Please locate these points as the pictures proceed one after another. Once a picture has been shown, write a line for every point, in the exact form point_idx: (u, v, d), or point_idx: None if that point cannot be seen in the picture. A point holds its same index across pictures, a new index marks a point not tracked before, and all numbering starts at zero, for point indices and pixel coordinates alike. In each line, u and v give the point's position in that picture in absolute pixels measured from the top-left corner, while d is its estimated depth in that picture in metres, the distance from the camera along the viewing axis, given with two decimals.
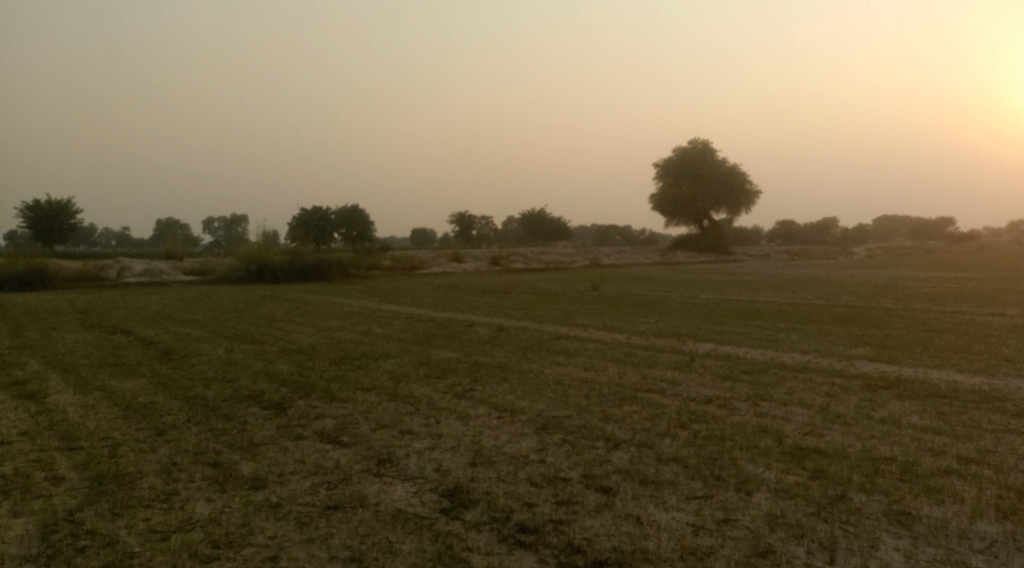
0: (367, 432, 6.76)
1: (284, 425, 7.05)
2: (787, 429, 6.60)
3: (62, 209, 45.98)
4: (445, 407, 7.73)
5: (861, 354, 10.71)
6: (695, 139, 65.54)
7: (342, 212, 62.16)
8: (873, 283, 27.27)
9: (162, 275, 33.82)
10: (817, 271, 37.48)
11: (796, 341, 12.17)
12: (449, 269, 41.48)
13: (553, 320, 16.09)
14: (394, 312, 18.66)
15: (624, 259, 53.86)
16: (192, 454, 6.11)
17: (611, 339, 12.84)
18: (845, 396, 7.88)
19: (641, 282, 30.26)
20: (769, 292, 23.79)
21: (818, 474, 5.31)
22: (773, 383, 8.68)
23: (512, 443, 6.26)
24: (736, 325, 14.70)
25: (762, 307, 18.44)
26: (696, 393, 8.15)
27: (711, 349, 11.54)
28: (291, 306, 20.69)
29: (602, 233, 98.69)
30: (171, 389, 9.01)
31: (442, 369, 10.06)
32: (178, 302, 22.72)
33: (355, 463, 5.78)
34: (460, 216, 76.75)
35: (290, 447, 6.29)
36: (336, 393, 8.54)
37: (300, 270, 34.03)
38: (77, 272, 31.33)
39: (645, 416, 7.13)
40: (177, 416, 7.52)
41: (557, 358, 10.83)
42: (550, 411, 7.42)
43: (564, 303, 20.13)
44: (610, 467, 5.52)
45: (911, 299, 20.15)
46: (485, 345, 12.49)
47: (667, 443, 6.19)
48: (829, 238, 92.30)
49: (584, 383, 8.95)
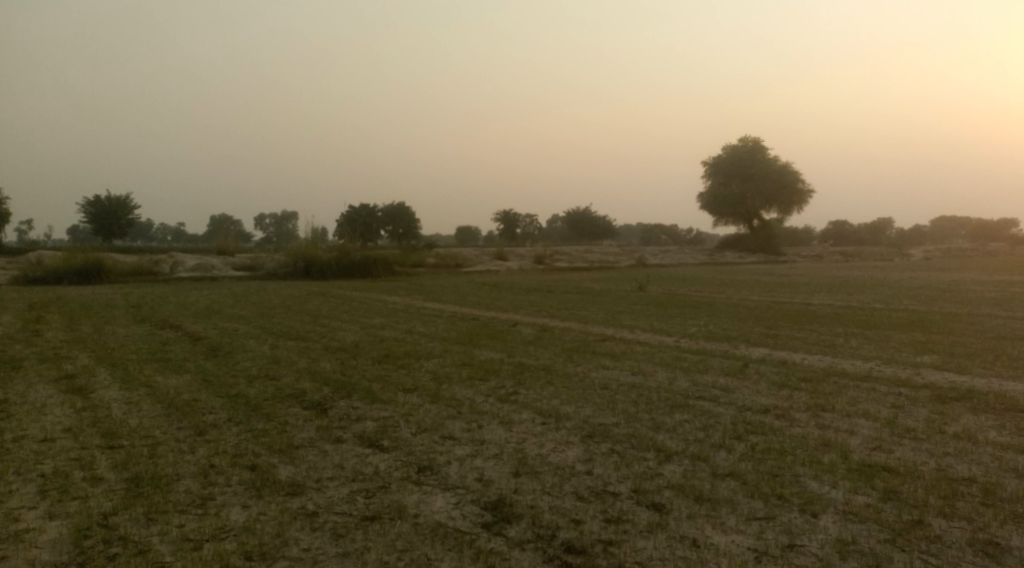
0: (407, 436, 6.56)
1: (323, 427, 6.91)
2: (852, 443, 6.16)
3: (121, 206, 47.41)
4: (489, 411, 7.49)
5: (927, 362, 10.09)
6: (745, 137, 64.08)
7: (389, 210, 62.81)
8: (933, 286, 26.19)
9: (213, 271, 34.52)
10: (872, 273, 36.20)
11: (855, 347, 11.58)
12: (493, 267, 41.37)
13: (599, 321, 15.73)
14: (438, 310, 18.53)
15: (670, 259, 53.06)
16: (230, 456, 6.02)
17: (659, 342, 12.45)
18: (913, 408, 7.37)
19: (688, 282, 29.61)
20: (823, 294, 22.99)
21: (890, 495, 4.89)
22: (834, 391, 8.20)
23: (558, 452, 5.99)
24: (790, 329, 14.13)
25: (817, 310, 17.74)
26: (752, 402, 7.73)
27: (765, 354, 11.06)
28: (336, 303, 20.78)
29: (648, 232, 97.65)
30: (215, 387, 9.01)
31: (485, 370, 9.84)
32: (227, 297, 23.07)
33: (394, 469, 5.58)
34: (505, 214, 76.73)
35: (329, 451, 6.14)
36: (377, 394, 8.38)
37: (346, 267, 34.33)
38: (133, 267, 32.19)
39: (698, 425, 6.77)
40: (218, 415, 7.47)
41: (603, 361, 10.51)
42: (597, 419, 7.11)
43: (610, 304, 19.74)
44: (662, 482, 5.19)
45: (975, 303, 19.18)
46: (528, 346, 12.22)
47: (722, 456, 5.82)
48: (884, 239, 89.39)
49: (632, 388, 8.61)
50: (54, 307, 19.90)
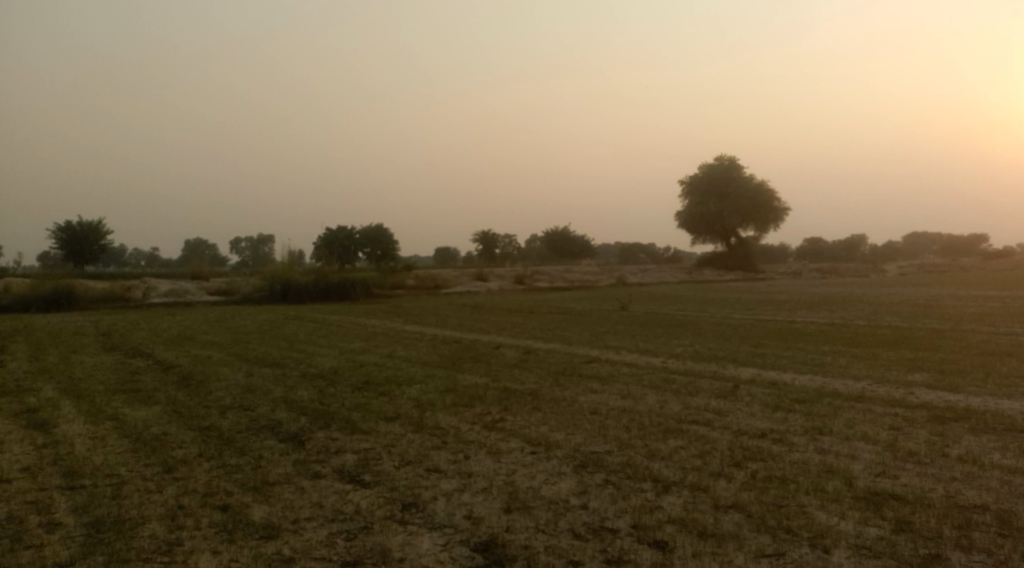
0: (390, 469, 6.21)
1: (301, 461, 6.54)
2: (855, 469, 5.93)
3: (92, 231, 46.39)
4: (475, 440, 7.16)
5: (919, 380, 9.94)
6: (721, 156, 64.65)
7: (366, 231, 62.33)
8: (911, 302, 26.32)
9: (187, 295, 33.76)
10: (850, 290, 36.42)
11: (844, 366, 11.42)
12: (473, 288, 41.04)
13: (583, 342, 15.46)
14: (418, 333, 18.16)
15: (650, 277, 53.12)
16: (200, 495, 5.63)
17: (646, 364, 12.20)
18: (912, 430, 7.16)
19: (669, 301, 29.51)
20: (804, 312, 22.97)
21: (903, 526, 4.64)
22: (830, 413, 8.00)
23: (551, 484, 5.68)
24: (777, 348, 13.98)
25: (801, 327, 17.64)
26: (747, 426, 7.48)
27: (755, 374, 10.85)
28: (314, 327, 20.32)
29: (626, 251, 98.07)
30: (186, 419, 8.57)
31: (469, 396, 9.49)
32: (201, 323, 22.48)
33: (377, 508, 5.22)
34: (484, 234, 76.45)
35: (307, 488, 5.77)
36: (358, 423, 8.01)
37: (324, 290, 33.78)
38: (104, 293, 31.40)
39: (694, 452, 6.50)
40: (189, 449, 7.06)
41: (591, 384, 10.23)
42: (588, 447, 6.81)
43: (593, 324, 19.48)
44: (662, 516, 4.90)
45: (956, 319, 19.22)
46: (513, 369, 11.89)
47: (722, 487, 5.55)
48: (858, 255, 90.55)
49: (623, 413, 8.32)
50: (20, 336, 19.20)
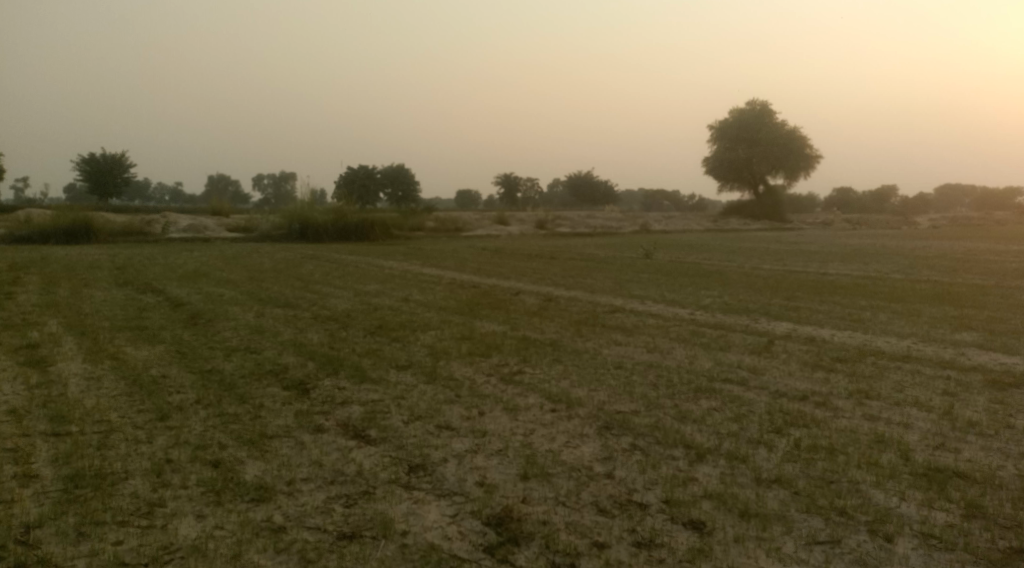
0: (398, 425, 5.73)
1: (303, 412, 6.09)
2: (910, 439, 5.34)
3: (116, 164, 46.11)
4: (490, 394, 6.67)
5: (969, 340, 9.24)
6: (753, 101, 62.34)
7: (388, 172, 61.50)
8: (948, 256, 25.28)
9: (207, 232, 33.50)
10: (881, 242, 35.20)
11: (885, 322, 10.71)
12: (493, 231, 40.32)
13: (606, 290, 14.86)
14: (436, 277, 17.64)
15: (675, 225, 51.89)
16: (193, 448, 5.20)
17: (672, 315, 11.59)
18: (969, 396, 6.51)
19: (695, 249, 28.61)
20: (837, 263, 22.04)
21: (975, 510, 4.06)
22: (875, 375, 7.38)
23: (572, 448, 5.17)
24: (811, 301, 13.26)
25: (835, 280, 16.84)
26: (786, 387, 6.89)
27: (789, 329, 10.20)
28: (330, 267, 19.88)
29: (650, 198, 96.37)
30: (188, 361, 8.16)
31: (486, 346, 8.98)
32: (217, 260, 22.14)
33: (381, 469, 4.75)
34: (506, 177, 75.01)
35: (306, 443, 5.31)
36: (367, 372, 7.55)
37: (343, 230, 33.32)
38: (123, 227, 31.20)
39: (729, 416, 5.94)
40: (186, 395, 6.64)
41: (615, 335, 9.69)
42: (613, 405, 6.29)
43: (616, 272, 18.80)
44: (697, 491, 4.36)
45: (999, 274, 18.26)
46: (532, 317, 11.34)
47: (762, 457, 4.99)
48: (888, 208, 87.93)
49: (650, 369, 7.76)
50: (33, 268, 18.96)
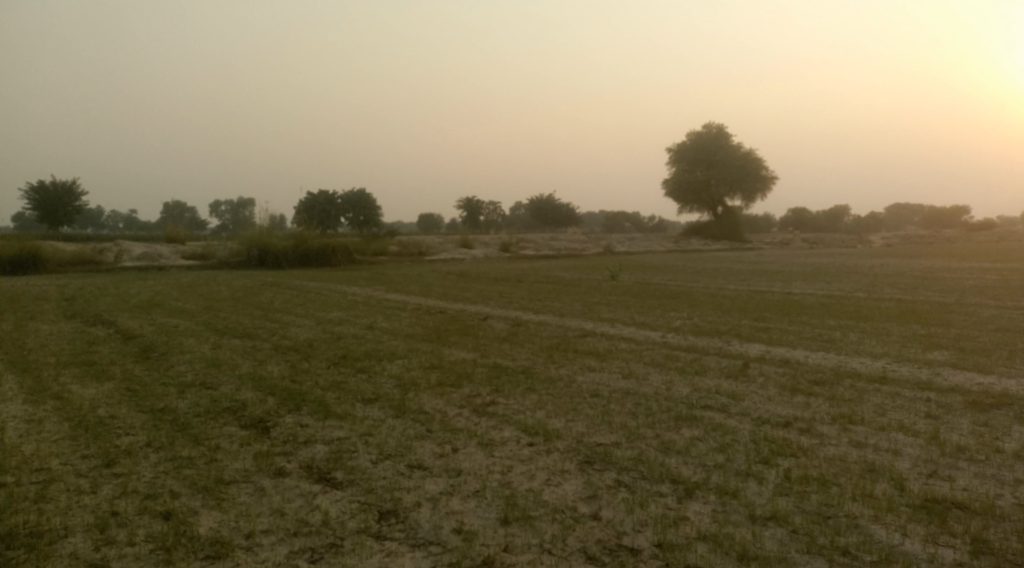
0: (366, 465, 5.36)
1: (263, 453, 5.67)
2: (902, 467, 5.17)
3: (67, 191, 44.66)
4: (463, 428, 6.33)
5: (942, 360, 9.21)
6: (709, 123, 63.58)
7: (349, 196, 60.81)
8: (906, 274, 25.71)
9: (161, 260, 32.46)
10: (840, 261, 35.82)
11: (857, 342, 10.67)
12: (457, 255, 40.00)
13: (575, 314, 14.63)
14: (401, 302, 17.25)
15: (638, 246, 52.24)
16: (142, 498, 4.75)
17: (644, 338, 11.40)
18: (952, 419, 6.40)
19: (660, 270, 28.68)
20: (800, 283, 22.22)
21: (982, 545, 3.87)
22: (856, 398, 7.25)
23: (554, 487, 4.86)
24: (780, 322, 13.22)
25: (800, 300, 16.92)
26: (768, 413, 6.70)
27: (763, 351, 10.08)
28: (291, 295, 19.31)
29: (612, 220, 97.35)
30: (139, 399, 7.64)
31: (456, 375, 8.64)
32: (172, 289, 21.36)
33: (349, 517, 4.37)
34: (468, 200, 74.82)
35: (267, 489, 4.91)
36: (332, 407, 7.14)
37: (304, 256, 32.62)
38: (73, 256, 30.06)
39: (713, 446, 5.70)
40: (136, 437, 6.15)
41: (589, 361, 9.44)
42: (593, 438, 6.01)
43: (583, 295, 18.64)
44: (691, 532, 4.09)
45: (958, 292, 18.56)
46: (502, 343, 11.04)
47: (753, 491, 4.76)
48: (843, 227, 90.10)
49: (627, 396, 7.50)
50: None
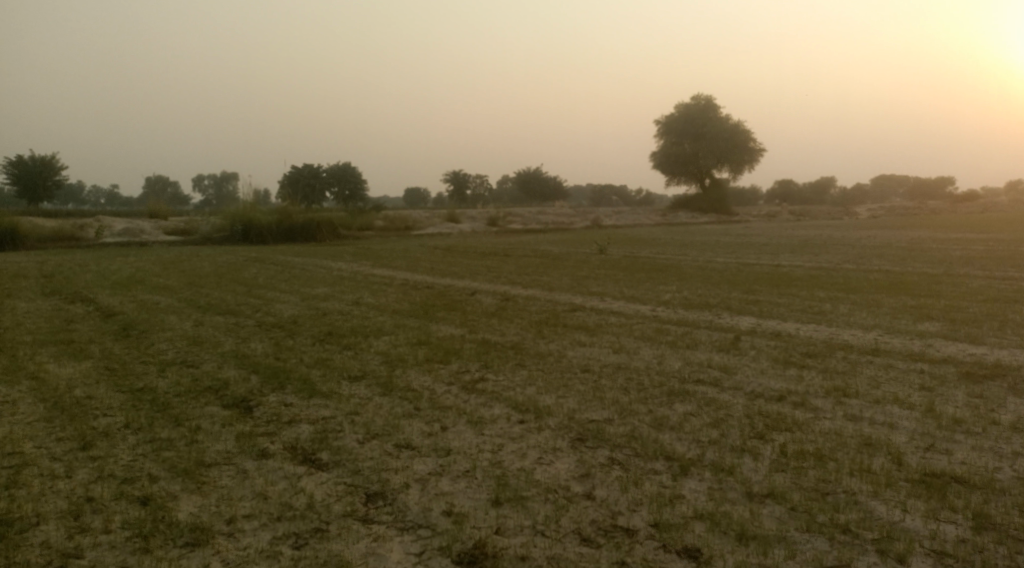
0: (352, 445, 5.20)
1: (246, 434, 5.50)
2: (899, 441, 5.08)
3: (47, 167, 43.78)
4: (452, 406, 6.18)
5: (934, 331, 9.15)
6: (697, 95, 63.19)
7: (335, 170, 60.06)
8: (893, 245, 25.75)
9: (143, 235, 31.94)
10: (827, 233, 35.83)
11: (848, 314, 10.60)
12: (444, 230, 39.66)
13: (564, 288, 14.47)
14: (387, 278, 17.03)
15: (626, 220, 52.09)
16: (119, 483, 4.57)
17: (634, 312, 11.28)
18: (947, 391, 6.33)
19: (649, 244, 28.55)
20: (789, 255, 22.19)
21: (984, 521, 3.79)
22: (849, 370, 7.17)
23: (545, 466, 4.73)
24: (771, 294, 13.13)
25: (790, 272, 16.85)
26: (761, 387, 6.60)
27: (755, 324, 9.98)
28: (276, 270, 19.01)
29: (599, 193, 97.03)
30: (118, 379, 7.42)
31: (444, 351, 8.48)
32: (154, 265, 20.98)
33: (335, 500, 4.22)
34: (455, 174, 74.12)
35: (250, 472, 4.74)
36: (317, 385, 6.97)
37: (288, 231, 32.19)
38: (53, 232, 29.47)
39: (707, 421, 5.59)
40: (114, 419, 5.96)
41: (579, 336, 9.31)
42: (584, 414, 5.88)
43: (572, 269, 18.47)
44: (687, 511, 3.98)
45: (946, 263, 18.59)
46: (491, 318, 10.88)
47: (749, 467, 4.65)
48: (829, 199, 90.31)
49: (619, 372, 7.38)
50: None
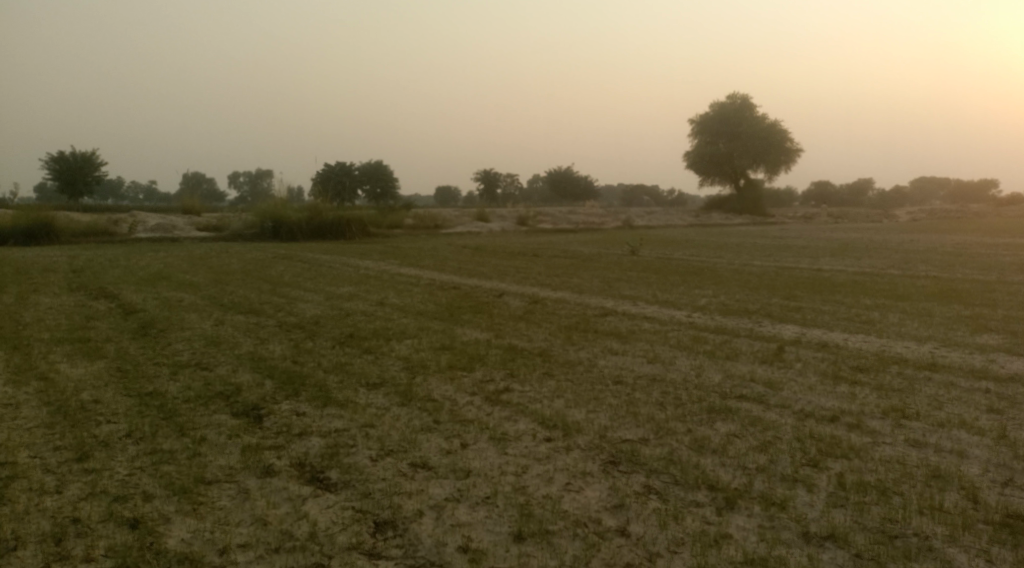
0: (364, 463, 4.81)
1: (252, 448, 5.14)
2: (973, 473, 4.51)
3: (87, 162, 44.45)
4: (474, 420, 5.75)
5: (995, 345, 8.45)
6: (732, 94, 61.84)
7: (366, 168, 60.14)
8: (938, 250, 24.65)
9: (175, 231, 32.13)
10: (867, 236, 34.62)
11: (898, 324, 9.92)
12: (473, 228, 39.32)
13: (595, 291, 13.97)
14: (414, 277, 16.68)
15: (658, 220, 51.26)
16: (110, 502, 4.23)
17: (669, 318, 10.74)
18: (1020, 415, 5.70)
19: (682, 245, 27.79)
20: (829, 259, 21.31)
21: None
22: (906, 388, 6.57)
23: (574, 493, 4.27)
24: (813, 301, 12.44)
25: (831, 277, 16.10)
26: (810, 405, 6.05)
27: (798, 333, 9.38)
28: (302, 268, 18.82)
29: (631, 193, 95.95)
30: (128, 381, 7.14)
31: (468, 357, 8.06)
32: (182, 261, 20.96)
33: (340, 530, 3.81)
34: (486, 173, 73.81)
35: (251, 492, 4.36)
36: (333, 392, 6.60)
37: (318, 228, 32.11)
38: (87, 226, 29.72)
39: (753, 445, 5.08)
40: (118, 426, 5.65)
41: (611, 343, 8.83)
42: (617, 432, 5.41)
43: (602, 270, 17.94)
44: (734, 554, 3.49)
45: (998, 269, 17.61)
46: (518, 322, 10.44)
47: (803, 501, 4.13)
48: (867, 202, 88.04)
49: (653, 384, 6.88)
50: None
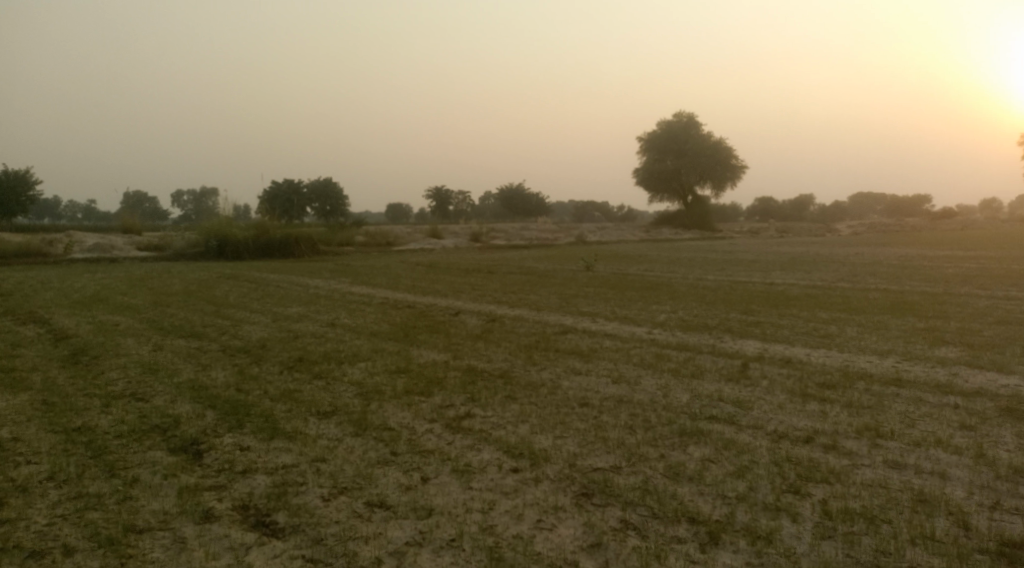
0: (315, 503, 4.38)
1: (191, 489, 4.66)
2: (960, 496, 4.35)
3: (19, 180, 42.36)
4: (434, 450, 5.38)
5: (954, 358, 8.48)
6: (681, 112, 62.86)
7: (315, 185, 59.01)
8: (883, 263, 25.24)
9: (113, 251, 30.74)
10: (813, 250, 35.46)
11: (857, 338, 9.93)
12: (426, 245, 38.84)
13: (553, 308, 13.72)
14: (366, 296, 16.17)
15: (610, 236, 51.63)
16: (24, 559, 3.71)
17: (629, 335, 10.54)
18: (992, 431, 5.62)
19: (636, 261, 27.87)
20: (779, 273, 21.55)
21: None
22: (876, 405, 6.46)
23: (547, 532, 3.94)
24: (770, 316, 12.41)
25: (785, 291, 16.21)
26: (783, 426, 5.87)
27: (760, 349, 9.27)
28: (249, 288, 18.08)
29: (582, 209, 96.70)
30: (53, 416, 6.52)
31: (426, 380, 7.68)
32: (120, 282, 19.97)
33: None
34: (437, 190, 73.41)
35: (188, 542, 3.89)
36: (280, 423, 6.13)
37: (265, 246, 31.18)
38: (18, 247, 28.18)
39: (731, 471, 4.84)
40: (39, 468, 5.09)
41: (573, 363, 8.55)
42: (587, 460, 5.12)
43: (559, 287, 17.74)
44: None
45: (942, 282, 18.03)
46: (477, 342, 10.10)
47: (790, 533, 3.90)
48: (809, 216, 90.67)
49: (620, 406, 6.61)
50: None
